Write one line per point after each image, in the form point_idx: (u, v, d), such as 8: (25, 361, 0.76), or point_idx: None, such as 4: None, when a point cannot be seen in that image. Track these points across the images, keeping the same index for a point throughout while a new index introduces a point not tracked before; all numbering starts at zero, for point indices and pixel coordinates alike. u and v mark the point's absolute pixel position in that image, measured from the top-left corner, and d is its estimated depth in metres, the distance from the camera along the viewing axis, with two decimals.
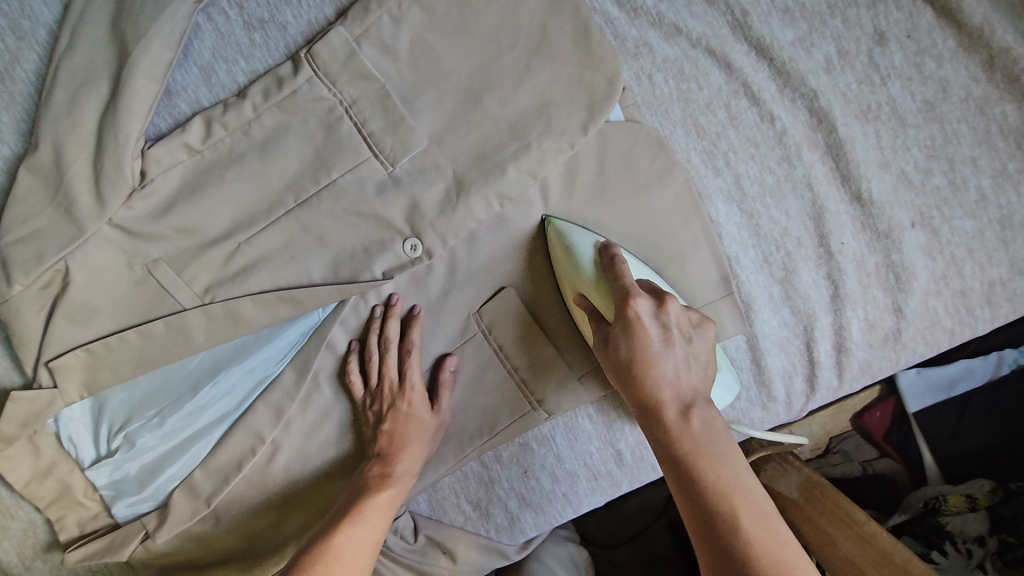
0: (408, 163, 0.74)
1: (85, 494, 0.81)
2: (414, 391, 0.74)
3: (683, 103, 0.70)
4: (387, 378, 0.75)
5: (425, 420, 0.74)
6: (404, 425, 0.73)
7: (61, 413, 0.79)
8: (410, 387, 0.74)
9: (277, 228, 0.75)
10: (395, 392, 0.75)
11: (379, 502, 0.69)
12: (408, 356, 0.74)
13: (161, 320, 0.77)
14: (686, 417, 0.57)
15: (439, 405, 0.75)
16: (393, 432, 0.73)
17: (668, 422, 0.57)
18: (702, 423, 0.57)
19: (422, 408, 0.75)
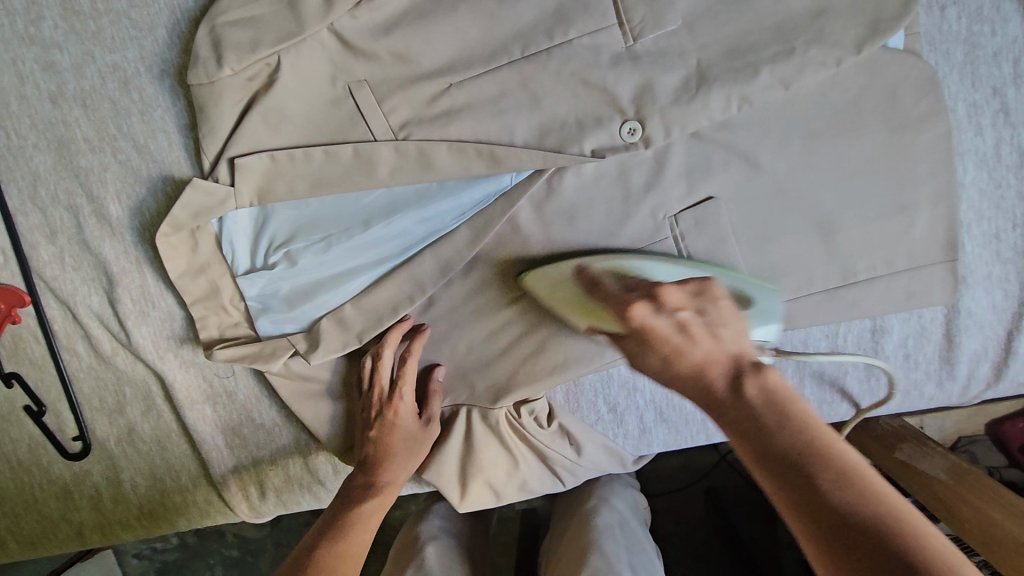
0: (652, 41, 0.69)
1: (231, 301, 0.81)
2: (406, 405, 0.75)
3: (969, 46, 0.64)
4: (377, 386, 0.76)
5: (414, 434, 0.76)
6: (393, 439, 0.75)
7: (227, 215, 0.78)
8: (399, 405, 0.75)
9: (495, 78, 0.71)
10: (385, 401, 0.75)
11: (369, 513, 0.74)
12: (403, 383, 0.75)
13: (351, 145, 0.74)
14: (738, 390, 0.50)
15: (429, 417, 0.77)
16: (381, 443, 0.75)
17: (787, 427, 0.46)
18: (758, 392, 0.49)
19: (412, 421, 0.76)
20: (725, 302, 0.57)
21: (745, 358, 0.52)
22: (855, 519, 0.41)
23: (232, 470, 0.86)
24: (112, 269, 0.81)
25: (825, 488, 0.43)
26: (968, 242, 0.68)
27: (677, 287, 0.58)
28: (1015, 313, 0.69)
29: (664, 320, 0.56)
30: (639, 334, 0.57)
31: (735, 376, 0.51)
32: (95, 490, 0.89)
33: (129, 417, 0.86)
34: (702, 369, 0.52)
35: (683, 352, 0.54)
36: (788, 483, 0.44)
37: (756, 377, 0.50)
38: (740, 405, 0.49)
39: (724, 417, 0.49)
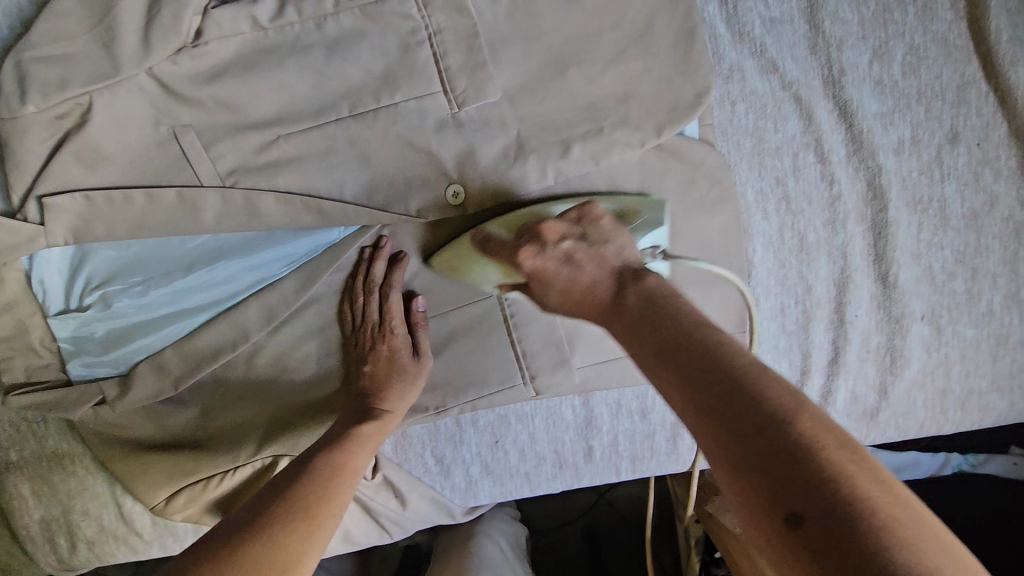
0: (475, 110, 0.71)
1: (41, 342, 0.76)
2: (393, 360, 0.73)
3: (755, 139, 0.71)
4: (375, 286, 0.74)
5: (404, 358, 0.73)
6: (384, 376, 0.73)
7: (38, 253, 0.74)
8: (395, 323, 0.73)
9: (323, 133, 0.72)
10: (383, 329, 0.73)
11: (353, 456, 0.66)
12: (395, 270, 0.73)
13: (173, 190, 0.72)
14: (620, 298, 0.51)
15: (421, 351, 0.74)
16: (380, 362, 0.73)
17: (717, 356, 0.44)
18: (638, 298, 0.51)
19: (405, 347, 0.73)
20: (591, 258, 0.55)
21: (626, 271, 0.54)
22: (750, 407, 0.40)
23: (38, 519, 0.81)
24: None
25: (720, 387, 0.42)
26: (760, 314, 0.74)
27: (560, 221, 0.58)
28: (799, 381, 0.75)
29: (551, 257, 0.56)
30: (612, 272, 0.54)
31: (622, 283, 0.52)
32: None
33: None
34: (592, 293, 0.53)
35: (596, 289, 0.53)
36: (689, 376, 0.44)
37: (637, 287, 0.51)
38: (632, 314, 0.50)
39: (639, 327, 0.48)
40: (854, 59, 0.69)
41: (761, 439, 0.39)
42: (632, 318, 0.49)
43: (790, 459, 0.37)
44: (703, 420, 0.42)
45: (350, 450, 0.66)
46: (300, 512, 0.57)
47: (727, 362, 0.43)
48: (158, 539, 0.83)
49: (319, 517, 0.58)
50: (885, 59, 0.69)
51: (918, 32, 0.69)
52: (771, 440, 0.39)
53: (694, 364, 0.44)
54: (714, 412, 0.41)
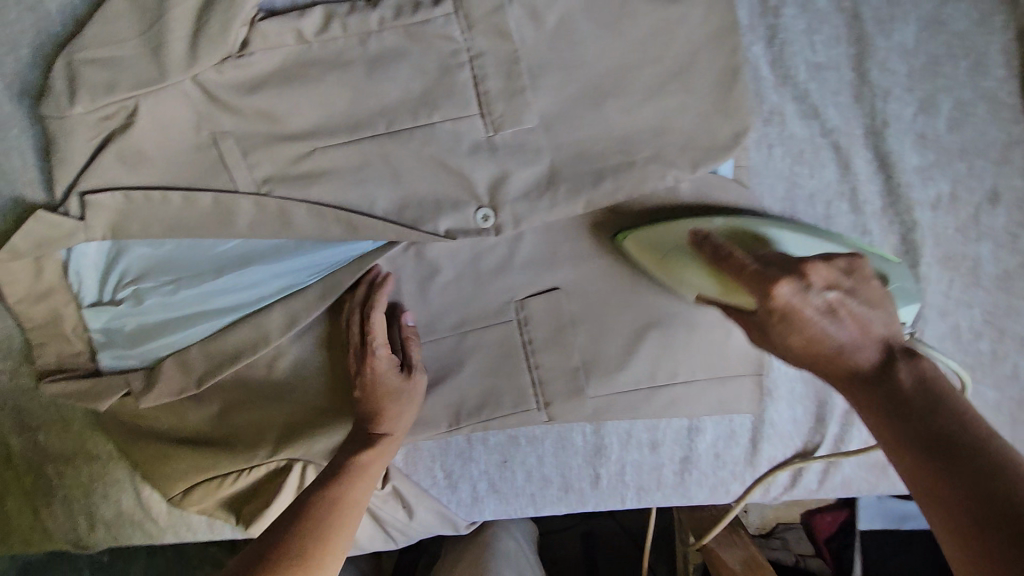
0: (509, 135, 0.72)
1: (73, 331, 0.79)
2: (383, 381, 0.71)
3: (789, 184, 0.70)
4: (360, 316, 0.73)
5: (397, 379, 0.72)
6: (376, 401, 0.72)
7: (76, 247, 0.77)
8: (378, 348, 0.71)
9: (358, 148, 0.73)
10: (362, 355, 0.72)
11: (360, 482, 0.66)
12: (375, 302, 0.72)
13: (209, 194, 0.74)
14: (890, 372, 0.50)
15: (410, 365, 0.73)
16: (371, 389, 0.72)
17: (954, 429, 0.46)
18: (909, 375, 0.50)
19: (393, 368, 0.72)
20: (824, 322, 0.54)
21: (896, 342, 0.53)
22: (990, 470, 0.43)
23: (61, 500, 0.84)
24: None
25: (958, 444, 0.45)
26: (776, 358, 0.75)
27: (827, 267, 0.57)
28: (812, 427, 0.75)
29: (812, 301, 0.54)
30: (787, 314, 0.54)
31: (885, 349, 0.52)
32: None
33: None
34: (810, 347, 0.54)
35: (803, 317, 0.54)
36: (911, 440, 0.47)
37: (911, 367, 0.50)
38: (900, 389, 0.50)
39: (874, 402, 0.50)
40: (898, 111, 0.68)
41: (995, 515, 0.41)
42: (877, 393, 0.50)
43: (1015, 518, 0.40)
44: (925, 483, 0.45)
45: (351, 477, 0.66)
46: (309, 543, 0.58)
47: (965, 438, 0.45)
48: (172, 528, 0.86)
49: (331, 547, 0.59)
50: (930, 112, 0.68)
51: (967, 87, 0.67)
52: (1001, 499, 0.41)
53: (956, 446, 0.45)
54: (937, 476, 0.44)
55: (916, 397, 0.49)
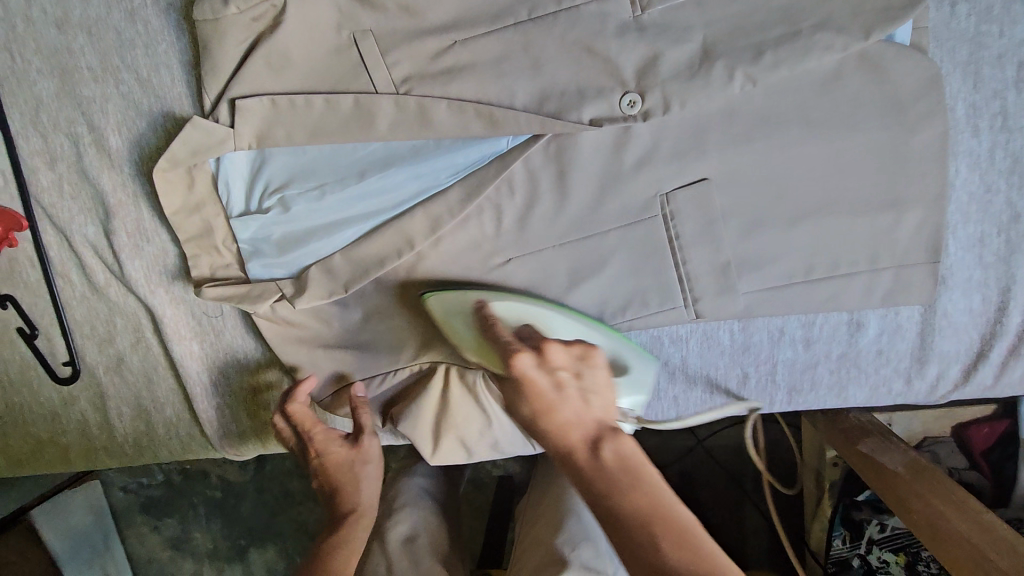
0: (659, 15, 0.69)
1: (223, 243, 0.81)
2: (588, 405, 0.59)
3: (973, 46, 0.65)
4: (510, 344, 0.63)
5: (586, 411, 0.59)
6: (547, 429, 0.59)
7: (225, 156, 0.79)
8: (522, 364, 0.60)
9: (500, 38, 0.71)
10: (535, 374, 0.60)
11: (346, 487, 0.77)
12: (523, 354, 0.61)
13: (351, 96, 0.74)
14: (596, 453, 0.57)
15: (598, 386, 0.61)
16: (540, 417, 0.60)
17: (613, 499, 0.55)
18: (611, 454, 0.57)
19: (585, 406, 0.60)
20: (539, 377, 0.60)
21: (606, 425, 0.59)
22: (663, 561, 0.51)
23: (217, 407, 0.89)
24: (109, 200, 0.83)
25: (652, 537, 0.52)
26: (953, 244, 0.69)
27: (563, 348, 0.62)
28: (991, 318, 0.71)
29: (546, 380, 0.60)
30: (517, 379, 0.60)
31: (595, 439, 0.58)
32: (82, 417, 0.92)
33: (119, 347, 0.89)
34: (562, 430, 0.58)
35: (552, 410, 0.59)
36: (628, 528, 0.53)
37: (615, 444, 0.58)
38: (600, 466, 0.56)
39: (581, 479, 0.57)
40: None
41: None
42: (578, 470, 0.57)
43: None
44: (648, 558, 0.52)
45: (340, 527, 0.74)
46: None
47: (654, 518, 0.53)
48: None
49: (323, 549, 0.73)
50: None
51: None
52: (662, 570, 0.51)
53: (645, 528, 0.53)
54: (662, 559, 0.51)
55: (596, 473, 0.56)
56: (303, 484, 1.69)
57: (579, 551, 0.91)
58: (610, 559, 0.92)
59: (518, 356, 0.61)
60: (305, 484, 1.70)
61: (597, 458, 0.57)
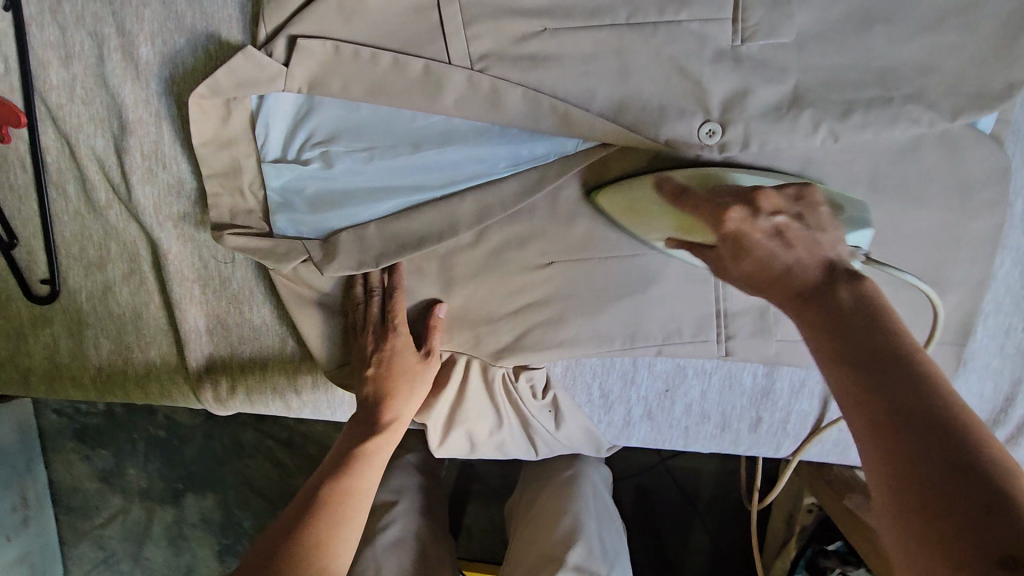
0: (758, 50, 0.67)
1: (249, 187, 0.75)
2: (817, 243, 0.54)
3: None
4: (724, 199, 0.57)
5: (811, 256, 0.52)
6: (766, 283, 0.53)
7: (271, 94, 0.72)
8: (733, 216, 0.55)
9: (591, 35, 0.68)
10: (809, 227, 0.54)
11: (393, 401, 0.73)
12: (736, 208, 0.55)
13: (422, 60, 0.69)
14: (833, 290, 0.49)
15: (819, 225, 0.55)
16: (770, 267, 0.53)
17: (900, 356, 0.44)
18: (852, 296, 0.48)
19: (811, 249, 0.53)
20: (760, 234, 0.54)
21: (841, 266, 0.51)
22: (943, 438, 0.39)
23: (208, 357, 0.83)
24: (128, 115, 0.75)
25: (927, 410, 0.40)
26: (981, 332, 0.73)
27: (778, 192, 0.57)
28: (1000, 405, 0.76)
29: (761, 224, 0.54)
30: (734, 237, 0.55)
31: (830, 278, 0.50)
32: (50, 341, 0.84)
33: (108, 275, 0.81)
34: (799, 272, 0.51)
35: (776, 253, 0.53)
36: (882, 385, 0.43)
37: (852, 286, 0.49)
38: (839, 310, 0.48)
39: (821, 314, 0.48)
40: None
41: (942, 495, 0.37)
42: (807, 305, 0.50)
43: (1005, 503, 0.35)
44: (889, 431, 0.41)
45: (362, 462, 0.72)
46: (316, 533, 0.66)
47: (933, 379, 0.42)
48: (312, 403, 0.86)
49: (343, 516, 0.68)
50: None
51: None
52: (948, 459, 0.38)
53: (915, 392, 0.41)
54: (920, 439, 0.39)
55: (826, 305, 0.48)
56: (256, 438, 1.62)
57: (573, 550, 0.86)
58: (607, 560, 0.87)
59: (731, 210, 0.55)
60: (258, 437, 1.62)
61: (835, 294, 0.49)
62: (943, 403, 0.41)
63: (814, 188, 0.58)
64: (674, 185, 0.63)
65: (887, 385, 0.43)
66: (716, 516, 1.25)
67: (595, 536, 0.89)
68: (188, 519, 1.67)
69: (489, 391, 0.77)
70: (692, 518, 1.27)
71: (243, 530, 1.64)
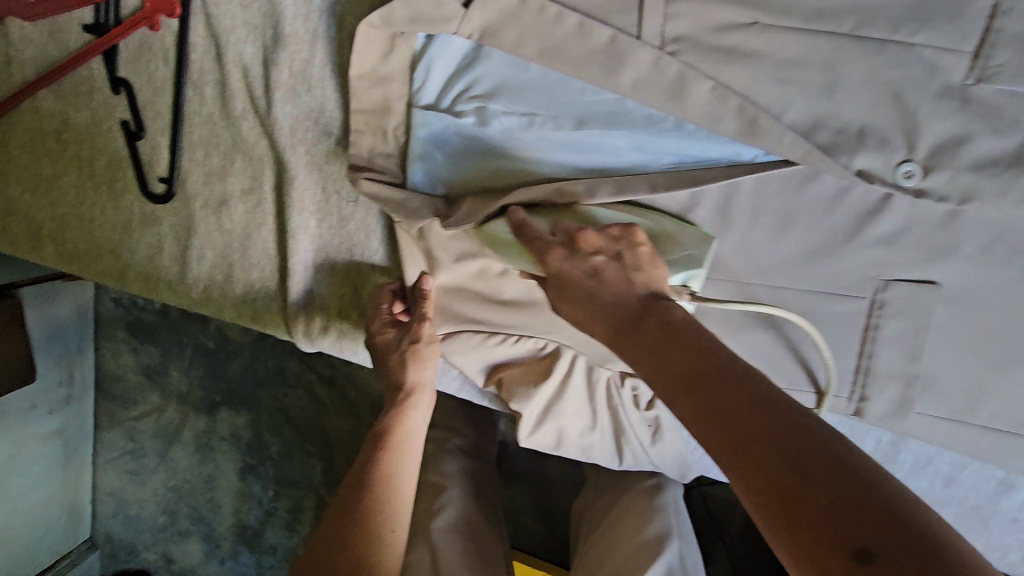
0: (993, 94, 0.59)
1: (393, 130, 0.72)
2: (630, 280, 0.54)
3: None
4: (551, 241, 0.59)
5: (622, 270, 0.55)
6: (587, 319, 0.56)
7: (441, 36, 0.67)
8: (556, 258, 0.58)
9: (806, 39, 0.61)
10: (625, 269, 0.55)
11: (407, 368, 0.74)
12: (557, 249, 0.58)
13: (612, 31, 0.63)
14: (647, 316, 0.51)
15: (637, 263, 0.55)
16: (586, 287, 0.55)
17: (707, 374, 0.45)
18: (660, 322, 0.50)
19: (623, 271, 0.55)
20: (578, 271, 0.56)
21: (656, 291, 0.54)
22: (805, 470, 0.39)
23: (307, 292, 0.80)
24: (284, 27, 0.71)
25: (765, 415, 0.42)
26: None
27: (599, 233, 0.57)
28: None
29: (578, 267, 0.56)
30: (557, 280, 0.57)
31: (648, 311, 0.52)
32: (156, 241, 0.83)
33: (227, 188, 0.79)
34: (623, 291, 0.54)
35: (572, 281, 0.57)
36: (718, 386, 0.45)
37: (661, 315, 0.51)
38: (668, 327, 0.50)
39: (652, 360, 0.49)
40: None
41: (827, 520, 0.37)
42: (641, 330, 0.51)
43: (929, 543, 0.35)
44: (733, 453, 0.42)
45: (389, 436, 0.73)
46: (359, 511, 0.67)
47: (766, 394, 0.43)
48: None
49: (381, 491, 0.69)
50: None
51: None
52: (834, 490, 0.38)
53: (715, 394, 0.44)
54: (759, 459, 0.40)
55: (652, 327, 0.51)
56: (300, 369, 1.60)
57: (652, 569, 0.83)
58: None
59: (552, 253, 0.58)
60: (302, 368, 1.60)
61: (667, 316, 0.51)
62: (750, 411, 0.42)
63: (631, 228, 0.57)
64: (531, 230, 0.61)
65: (715, 408, 0.44)
66: (742, 552, 1.21)
67: (677, 553, 0.86)
68: (218, 432, 1.67)
69: (590, 393, 0.74)
70: (714, 545, 1.22)
71: (269, 454, 1.63)
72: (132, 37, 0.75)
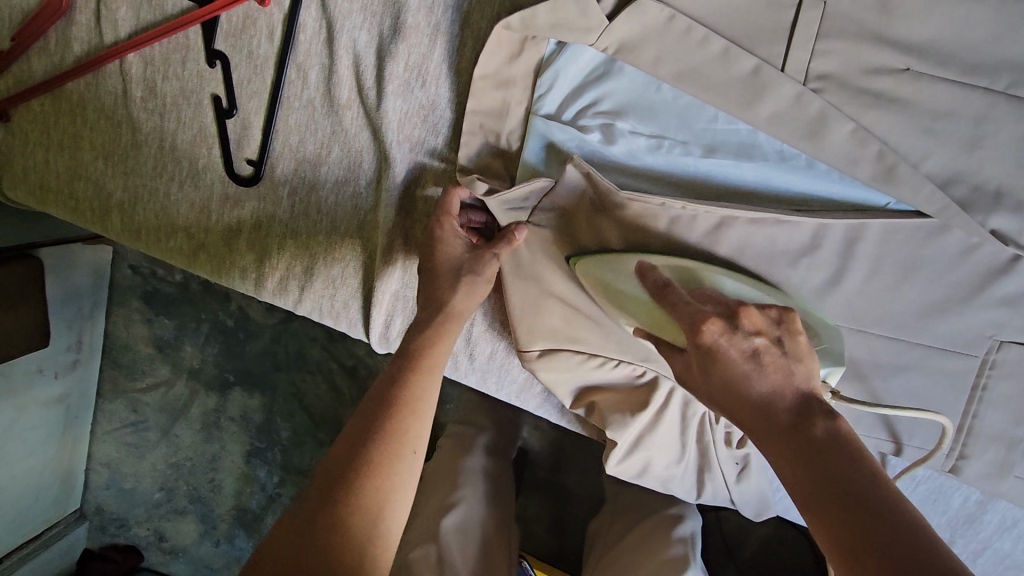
0: None
1: (509, 136, 0.69)
2: (792, 374, 0.52)
3: None
4: (699, 312, 0.54)
5: (789, 381, 0.52)
6: (736, 406, 0.52)
7: (573, 45, 0.64)
8: (710, 334, 0.53)
9: (958, 92, 0.59)
10: (785, 356, 0.53)
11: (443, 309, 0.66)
12: (715, 321, 0.53)
13: (755, 59, 0.60)
14: (808, 427, 0.50)
15: (797, 354, 0.53)
16: (732, 385, 0.52)
17: (856, 494, 0.45)
18: (824, 432, 0.49)
19: (787, 373, 0.52)
20: (728, 351, 0.52)
21: (817, 399, 0.52)
22: None
23: (390, 294, 0.77)
24: (406, 18, 0.68)
25: (889, 546, 0.42)
26: None
27: (762, 313, 0.55)
28: None
29: (738, 344, 0.52)
30: (705, 353, 0.53)
31: (803, 414, 0.51)
32: (235, 223, 0.79)
33: (320, 177, 0.75)
34: (771, 397, 0.52)
35: (741, 381, 0.52)
36: (866, 516, 0.44)
37: (827, 423, 0.50)
38: (816, 442, 0.49)
39: (795, 466, 0.49)
40: None
41: None
42: (786, 435, 0.50)
43: None
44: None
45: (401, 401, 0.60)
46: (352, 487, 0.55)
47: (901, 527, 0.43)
48: (481, 372, 0.82)
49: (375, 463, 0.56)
50: None
51: None
52: None
53: (867, 522, 0.44)
54: None
55: (801, 436, 0.50)
56: (321, 355, 1.50)
57: None
58: None
59: (707, 326, 0.53)
60: (325, 356, 1.49)
61: (818, 429, 0.49)
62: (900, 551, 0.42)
63: (791, 316, 0.56)
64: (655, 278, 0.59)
65: (864, 536, 0.43)
66: None
67: None
68: (228, 412, 1.58)
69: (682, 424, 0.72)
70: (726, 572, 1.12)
71: (279, 440, 1.55)
72: (238, 10, 0.71)
